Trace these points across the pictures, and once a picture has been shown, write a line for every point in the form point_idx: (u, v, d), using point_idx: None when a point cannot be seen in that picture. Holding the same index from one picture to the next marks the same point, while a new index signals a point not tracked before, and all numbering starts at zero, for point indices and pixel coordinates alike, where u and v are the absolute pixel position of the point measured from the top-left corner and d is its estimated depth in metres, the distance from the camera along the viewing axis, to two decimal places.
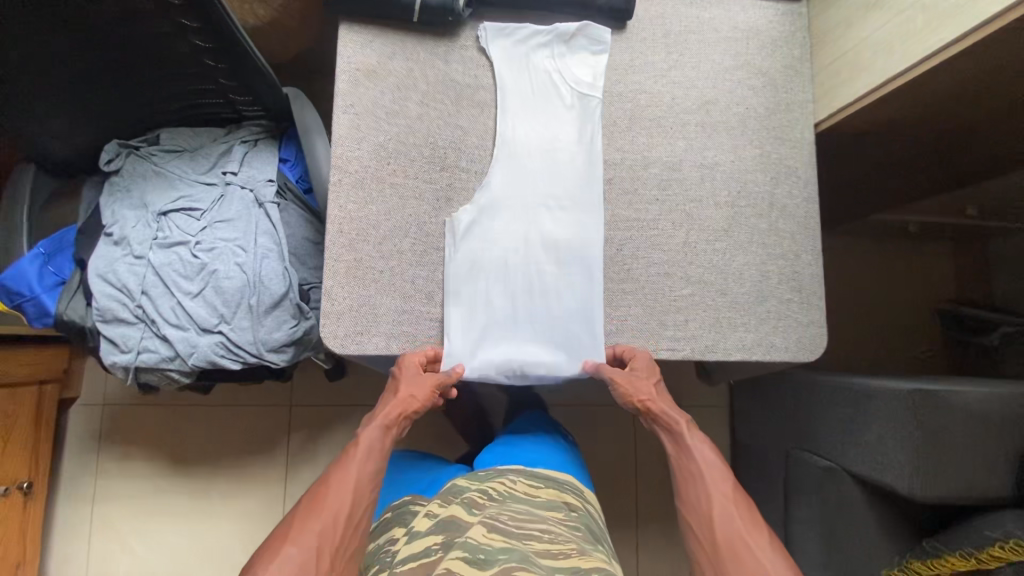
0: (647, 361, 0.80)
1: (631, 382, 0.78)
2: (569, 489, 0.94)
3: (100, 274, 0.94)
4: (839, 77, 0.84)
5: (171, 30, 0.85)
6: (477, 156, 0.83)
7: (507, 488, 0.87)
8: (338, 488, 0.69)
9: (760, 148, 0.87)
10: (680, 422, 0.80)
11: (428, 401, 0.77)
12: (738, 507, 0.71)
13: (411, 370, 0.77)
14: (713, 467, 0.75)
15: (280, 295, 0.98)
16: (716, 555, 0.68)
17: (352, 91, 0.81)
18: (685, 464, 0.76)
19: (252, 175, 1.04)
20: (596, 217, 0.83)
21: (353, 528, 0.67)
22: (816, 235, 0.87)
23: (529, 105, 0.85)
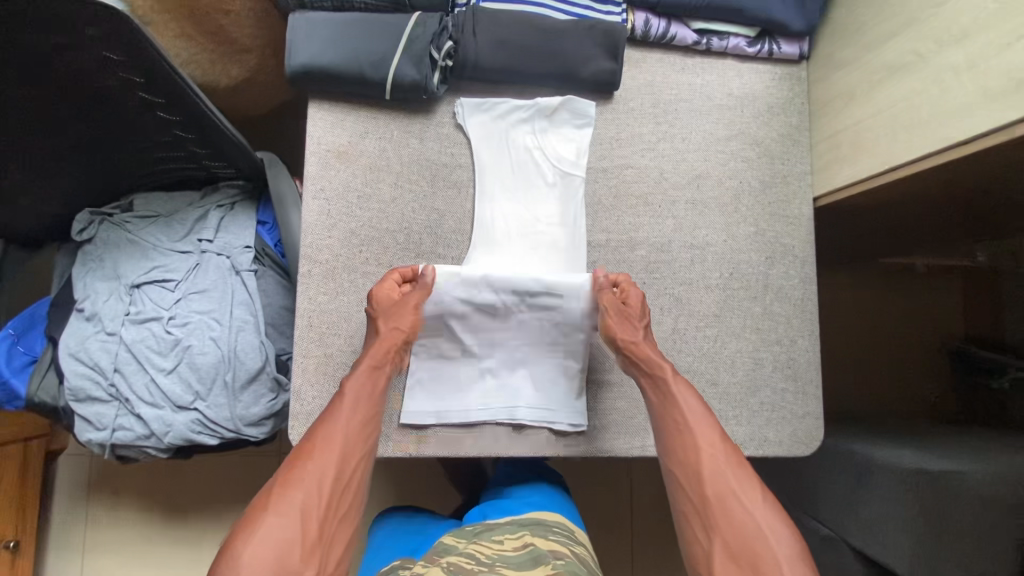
0: (640, 300, 0.74)
1: (621, 321, 0.73)
2: (557, 535, 0.87)
3: (71, 353, 0.91)
4: (840, 153, 0.79)
5: (134, 105, 0.82)
6: (454, 241, 0.79)
7: (495, 551, 0.81)
8: (322, 446, 0.64)
9: (754, 226, 0.83)
10: (663, 363, 0.72)
11: (412, 332, 0.73)
12: (730, 464, 0.65)
13: (390, 300, 0.72)
14: (701, 421, 0.68)
15: (257, 369, 0.95)
16: (706, 509, 0.63)
17: (321, 175, 0.77)
18: (672, 415, 0.69)
19: (228, 242, 1.00)
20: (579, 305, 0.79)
21: (346, 481, 0.63)
22: (814, 318, 0.82)
23: (509, 185, 0.81)
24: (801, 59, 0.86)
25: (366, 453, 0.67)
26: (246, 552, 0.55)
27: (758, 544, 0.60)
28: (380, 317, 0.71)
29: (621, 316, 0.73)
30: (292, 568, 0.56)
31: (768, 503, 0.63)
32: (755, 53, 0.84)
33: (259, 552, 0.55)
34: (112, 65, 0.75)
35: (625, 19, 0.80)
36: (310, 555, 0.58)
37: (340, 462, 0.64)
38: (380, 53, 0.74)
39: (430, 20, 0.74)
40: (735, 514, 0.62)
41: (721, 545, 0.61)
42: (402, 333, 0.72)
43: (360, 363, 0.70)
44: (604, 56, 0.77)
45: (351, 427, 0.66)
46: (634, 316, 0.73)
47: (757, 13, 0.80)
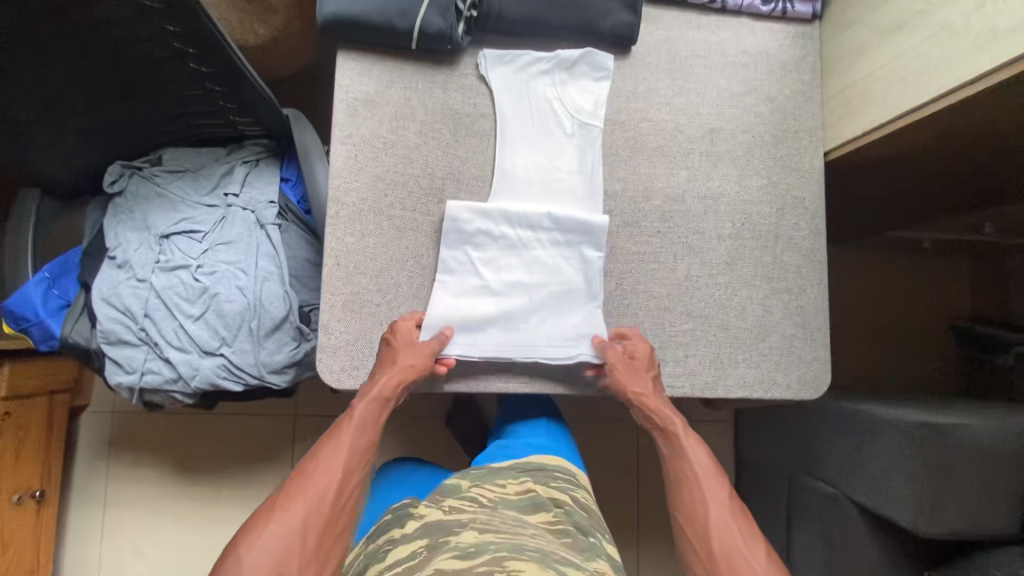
0: (648, 353, 0.77)
1: (631, 371, 0.76)
2: (559, 481, 0.90)
3: (103, 297, 0.95)
4: (851, 107, 0.81)
5: (169, 55, 0.85)
6: (476, 187, 0.82)
7: (495, 492, 0.85)
8: (325, 465, 0.67)
9: (766, 178, 0.85)
10: (672, 416, 0.77)
11: (417, 373, 0.74)
12: (734, 513, 0.68)
13: (406, 336, 0.76)
14: (706, 472, 0.72)
15: (281, 318, 0.98)
16: (713, 563, 0.65)
17: (349, 121, 0.80)
18: (680, 468, 0.73)
19: (254, 197, 1.04)
20: (596, 251, 0.81)
21: (342, 506, 0.65)
22: (822, 267, 0.85)
23: (530, 135, 0.83)
24: (814, 19, 0.88)
25: (363, 479, 0.69)
26: (245, 561, 0.58)
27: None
28: (394, 352, 0.74)
29: (631, 366, 0.77)
30: None
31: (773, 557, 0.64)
32: (769, 12, 0.87)
33: (256, 562, 0.58)
34: (151, 14, 0.78)
35: None
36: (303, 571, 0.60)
37: (339, 482, 0.66)
38: (409, 3, 0.77)
39: None
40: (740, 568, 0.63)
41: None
42: (405, 375, 0.74)
43: (366, 397, 0.73)
44: (623, 9, 0.80)
45: (352, 456, 0.69)
46: (646, 368, 0.77)
47: None
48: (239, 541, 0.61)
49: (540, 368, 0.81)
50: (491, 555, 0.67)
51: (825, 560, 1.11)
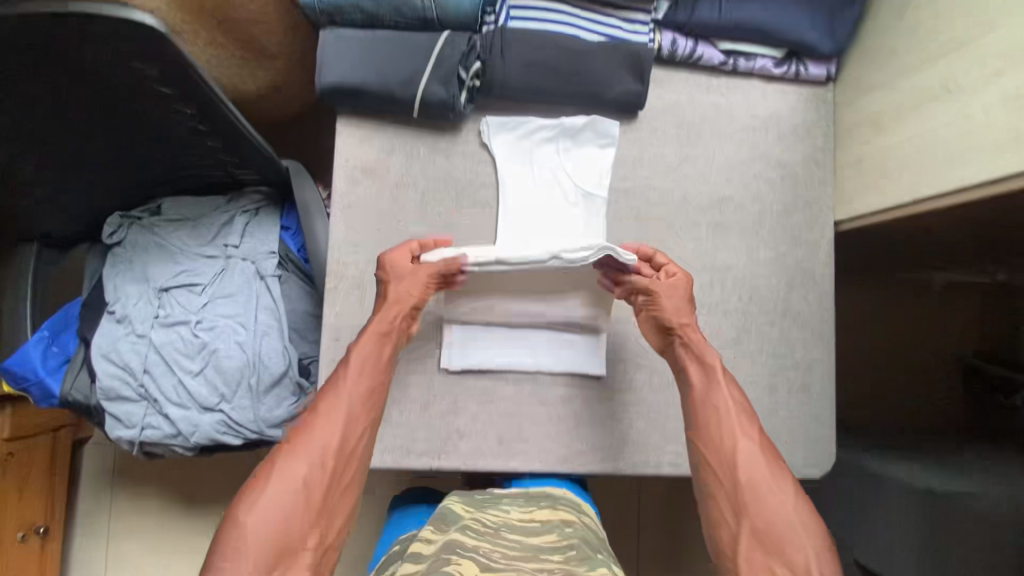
0: (685, 283, 0.76)
1: (666, 295, 0.75)
2: (568, 506, 0.80)
3: (102, 354, 0.94)
4: (864, 180, 0.79)
5: (166, 116, 0.83)
6: None
7: (504, 519, 0.74)
8: (324, 419, 0.67)
9: (774, 249, 0.83)
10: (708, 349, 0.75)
11: (421, 297, 0.74)
12: (766, 457, 0.68)
13: (400, 268, 0.74)
14: (740, 411, 0.71)
15: (280, 374, 0.98)
16: (737, 492, 0.66)
17: (350, 191, 0.79)
18: (711, 400, 0.72)
19: (253, 247, 1.03)
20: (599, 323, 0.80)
21: (346, 456, 0.67)
22: (830, 342, 0.83)
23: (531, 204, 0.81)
24: (828, 80, 0.85)
25: (368, 428, 0.70)
26: (249, 521, 0.59)
27: (789, 532, 0.63)
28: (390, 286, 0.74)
29: (668, 288, 0.75)
30: (297, 530, 0.61)
31: (800, 496, 0.66)
32: (782, 74, 0.84)
33: (263, 520, 0.59)
34: (146, 79, 0.75)
35: (652, 39, 0.80)
36: (313, 525, 0.62)
37: (340, 437, 0.67)
38: (409, 72, 0.75)
39: (459, 40, 0.75)
40: (767, 499, 0.65)
41: (748, 528, 0.64)
42: (410, 300, 0.74)
43: (367, 333, 0.73)
44: (629, 77, 0.78)
45: (353, 403, 0.69)
46: (680, 292, 0.75)
47: (789, 35, 0.79)
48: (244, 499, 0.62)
49: (543, 448, 0.78)
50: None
51: None
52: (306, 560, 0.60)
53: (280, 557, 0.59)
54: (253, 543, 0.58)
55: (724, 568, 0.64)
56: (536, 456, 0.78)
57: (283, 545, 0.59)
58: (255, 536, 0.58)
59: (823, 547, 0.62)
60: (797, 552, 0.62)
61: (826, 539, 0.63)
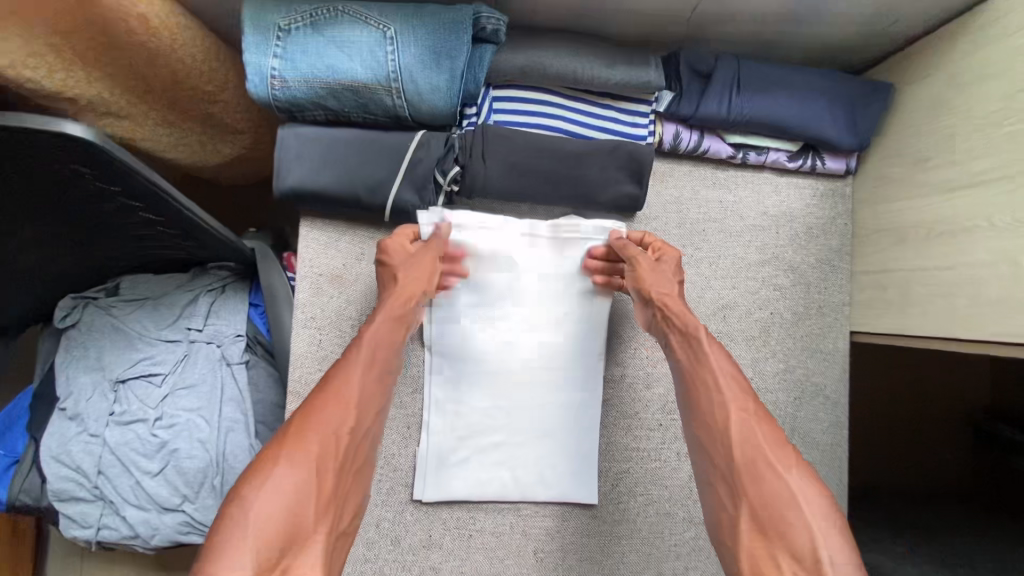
0: (676, 266, 0.67)
1: (652, 268, 0.65)
2: None
3: (53, 455, 0.87)
4: (886, 295, 0.71)
5: (115, 208, 0.75)
6: (451, 380, 0.73)
7: None
8: (336, 394, 0.53)
9: (784, 362, 0.76)
10: (691, 316, 0.61)
11: (428, 288, 0.65)
12: (764, 429, 0.52)
13: (400, 248, 0.65)
14: (730, 379, 0.55)
15: (246, 473, 0.90)
16: (730, 474, 0.51)
17: (313, 300, 0.71)
18: (698, 374, 0.57)
19: (218, 330, 0.95)
20: (589, 444, 0.74)
21: (357, 441, 0.53)
22: (843, 465, 0.76)
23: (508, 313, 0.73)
24: (846, 173, 0.77)
25: (380, 412, 0.56)
26: (255, 502, 0.45)
27: (792, 518, 0.46)
28: (393, 269, 0.64)
29: (649, 265, 0.65)
30: (305, 523, 0.46)
31: (807, 475, 0.49)
32: (796, 168, 0.76)
33: (270, 505, 0.45)
34: (84, 177, 0.67)
35: (652, 132, 0.72)
36: (323, 514, 0.48)
37: (354, 419, 0.53)
38: (379, 177, 0.67)
39: (435, 141, 0.67)
40: (771, 480, 0.48)
41: (750, 514, 0.48)
42: (419, 289, 0.64)
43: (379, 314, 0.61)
44: (627, 179, 0.70)
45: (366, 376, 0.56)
46: (668, 269, 0.65)
47: (804, 132, 0.71)
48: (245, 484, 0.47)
49: None
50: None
51: None
52: (316, 556, 0.46)
53: (284, 550, 0.45)
54: (254, 533, 0.44)
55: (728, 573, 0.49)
56: None
57: (287, 536, 0.45)
58: (256, 526, 0.44)
59: (835, 535, 0.46)
60: (802, 541, 0.45)
61: (846, 530, 0.46)
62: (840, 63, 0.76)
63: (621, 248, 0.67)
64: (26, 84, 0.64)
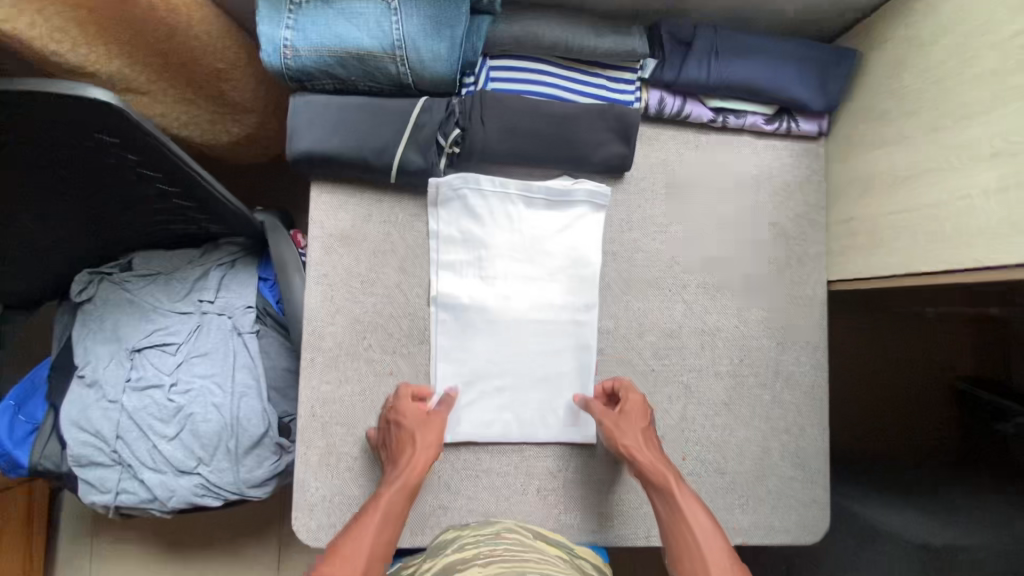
0: (646, 413, 0.75)
1: (617, 423, 0.73)
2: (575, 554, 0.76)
3: (73, 421, 0.91)
4: (858, 243, 0.77)
5: (135, 179, 0.79)
6: (448, 326, 0.77)
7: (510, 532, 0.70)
8: (347, 560, 0.60)
9: (766, 310, 0.81)
10: (665, 471, 0.71)
11: (435, 449, 0.72)
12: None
13: (409, 416, 0.72)
14: (712, 538, 0.65)
15: (259, 435, 0.95)
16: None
17: (325, 260, 0.76)
18: (676, 526, 0.67)
19: (230, 301, 0.99)
20: (585, 389, 0.79)
21: None
22: (823, 404, 0.81)
23: (506, 267, 0.78)
24: (819, 135, 0.83)
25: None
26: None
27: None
28: (402, 432, 0.71)
29: (620, 420, 0.73)
30: None
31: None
32: (772, 130, 0.81)
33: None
34: (109, 147, 0.71)
35: (639, 98, 0.78)
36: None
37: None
38: (385, 140, 0.71)
39: (437, 105, 0.72)
40: None
41: None
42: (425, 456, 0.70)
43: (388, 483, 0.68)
44: (616, 140, 0.75)
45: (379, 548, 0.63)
46: (639, 423, 0.74)
47: (778, 94, 0.77)
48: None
49: (529, 520, 0.77)
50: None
51: None
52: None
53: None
54: None
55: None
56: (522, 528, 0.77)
57: None
58: None
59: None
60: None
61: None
62: (811, 32, 0.82)
63: (591, 407, 0.75)
64: (51, 57, 0.69)
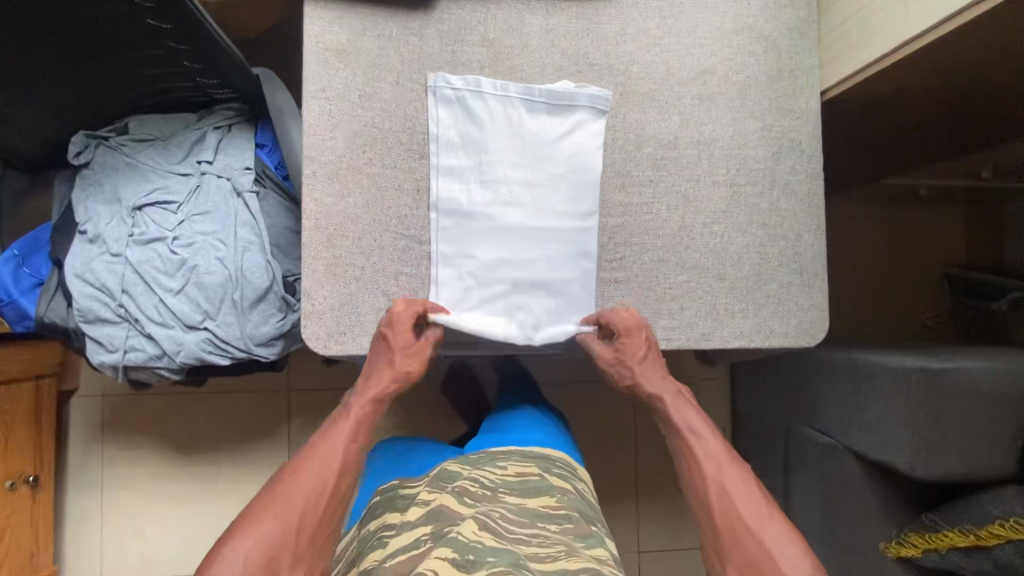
0: (640, 347, 0.75)
1: (615, 364, 0.76)
2: (560, 469, 0.90)
3: (77, 274, 0.91)
4: (849, 41, 0.78)
5: (126, 11, 0.79)
6: (455, 218, 0.77)
7: (498, 475, 0.84)
8: (323, 458, 0.63)
9: (761, 121, 0.82)
10: (665, 394, 0.73)
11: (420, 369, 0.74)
12: (744, 494, 0.63)
13: (399, 335, 0.72)
14: (712, 451, 0.66)
15: (264, 288, 0.95)
16: (720, 543, 0.61)
17: (321, 73, 0.76)
18: (682, 446, 0.69)
19: (228, 163, 0.99)
20: (588, 276, 0.80)
21: (339, 501, 0.62)
22: (820, 213, 0.82)
23: (508, 173, 0.78)
24: None
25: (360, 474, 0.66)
26: (235, 556, 0.55)
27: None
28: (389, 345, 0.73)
29: (615, 363, 0.76)
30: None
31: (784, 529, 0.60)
32: None
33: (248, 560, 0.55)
34: None
35: None
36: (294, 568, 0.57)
37: (335, 479, 0.62)
38: None
39: None
40: (754, 548, 0.59)
41: None
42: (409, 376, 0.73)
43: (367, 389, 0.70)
44: None
45: (357, 449, 0.66)
46: (638, 357, 0.75)
47: None
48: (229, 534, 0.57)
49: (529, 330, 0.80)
50: (487, 570, 0.65)
51: (824, 502, 1.13)
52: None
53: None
54: None
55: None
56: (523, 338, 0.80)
57: None
58: None
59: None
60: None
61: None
62: None
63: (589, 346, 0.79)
64: None
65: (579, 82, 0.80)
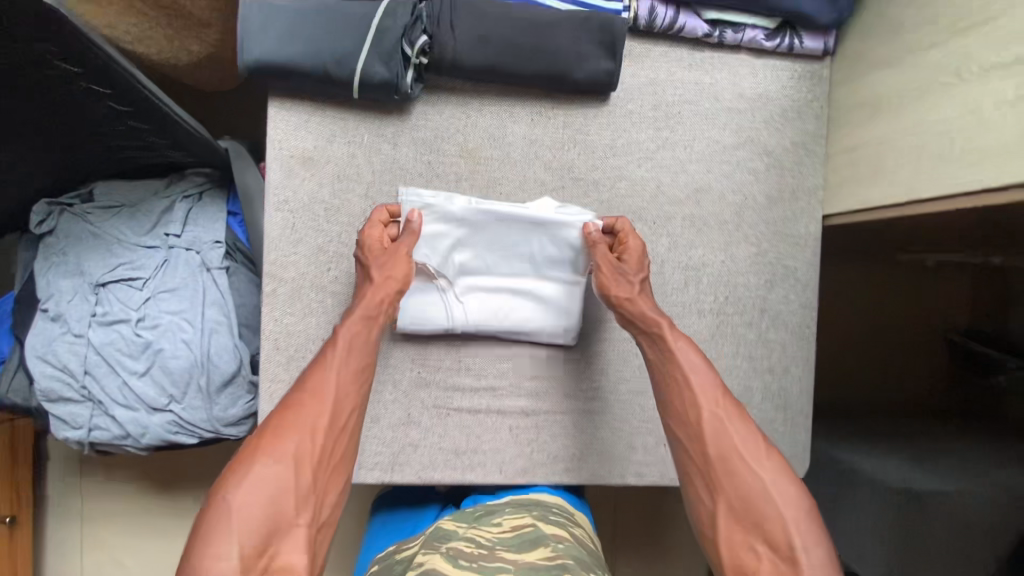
0: (639, 252, 0.71)
1: (613, 275, 0.70)
2: (560, 516, 0.70)
3: (38, 355, 0.89)
4: (857, 173, 0.71)
5: (81, 95, 0.74)
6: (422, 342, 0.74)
7: (495, 529, 0.67)
8: (315, 394, 0.60)
9: (756, 246, 0.76)
10: (662, 320, 0.68)
11: (406, 281, 0.69)
12: (733, 422, 0.62)
13: (377, 249, 0.68)
14: (700, 382, 0.64)
15: (232, 373, 0.92)
16: (706, 469, 0.61)
17: (285, 183, 0.70)
18: (668, 373, 0.66)
19: (198, 236, 0.94)
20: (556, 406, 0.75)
21: (340, 436, 0.60)
22: (810, 346, 0.78)
23: (484, 304, 0.75)
24: (825, 55, 0.76)
25: (360, 403, 0.63)
26: (235, 500, 0.52)
27: (765, 506, 0.57)
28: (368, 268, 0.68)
29: (618, 272, 0.70)
30: (286, 513, 0.53)
31: (780, 467, 0.60)
32: (773, 48, 0.74)
33: (248, 500, 0.52)
34: (46, 55, 0.66)
35: (628, 7, 0.70)
36: (304, 503, 0.55)
37: (331, 413, 0.60)
38: (344, 48, 0.65)
39: (401, 9, 0.65)
40: (739, 472, 0.59)
41: (724, 506, 0.59)
42: (395, 283, 0.68)
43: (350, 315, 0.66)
44: (601, 54, 0.69)
45: (351, 378, 0.63)
46: (637, 277, 0.70)
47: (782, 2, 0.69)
48: (227, 480, 0.54)
49: (500, 459, 0.75)
50: None
51: None
52: (299, 542, 0.53)
53: (267, 540, 0.52)
54: (227, 530, 0.51)
55: (709, 554, 0.60)
56: (494, 467, 0.74)
57: (272, 525, 0.52)
58: (229, 523, 0.51)
59: (808, 523, 0.56)
60: (780, 530, 0.56)
61: (810, 509, 0.56)
62: None
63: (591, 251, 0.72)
64: None
65: (562, 199, 0.75)
